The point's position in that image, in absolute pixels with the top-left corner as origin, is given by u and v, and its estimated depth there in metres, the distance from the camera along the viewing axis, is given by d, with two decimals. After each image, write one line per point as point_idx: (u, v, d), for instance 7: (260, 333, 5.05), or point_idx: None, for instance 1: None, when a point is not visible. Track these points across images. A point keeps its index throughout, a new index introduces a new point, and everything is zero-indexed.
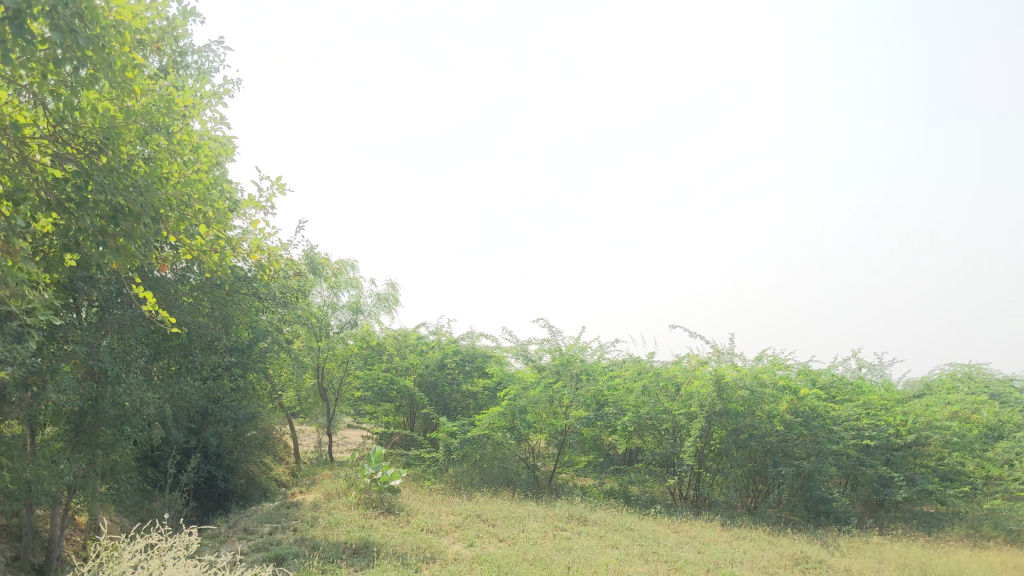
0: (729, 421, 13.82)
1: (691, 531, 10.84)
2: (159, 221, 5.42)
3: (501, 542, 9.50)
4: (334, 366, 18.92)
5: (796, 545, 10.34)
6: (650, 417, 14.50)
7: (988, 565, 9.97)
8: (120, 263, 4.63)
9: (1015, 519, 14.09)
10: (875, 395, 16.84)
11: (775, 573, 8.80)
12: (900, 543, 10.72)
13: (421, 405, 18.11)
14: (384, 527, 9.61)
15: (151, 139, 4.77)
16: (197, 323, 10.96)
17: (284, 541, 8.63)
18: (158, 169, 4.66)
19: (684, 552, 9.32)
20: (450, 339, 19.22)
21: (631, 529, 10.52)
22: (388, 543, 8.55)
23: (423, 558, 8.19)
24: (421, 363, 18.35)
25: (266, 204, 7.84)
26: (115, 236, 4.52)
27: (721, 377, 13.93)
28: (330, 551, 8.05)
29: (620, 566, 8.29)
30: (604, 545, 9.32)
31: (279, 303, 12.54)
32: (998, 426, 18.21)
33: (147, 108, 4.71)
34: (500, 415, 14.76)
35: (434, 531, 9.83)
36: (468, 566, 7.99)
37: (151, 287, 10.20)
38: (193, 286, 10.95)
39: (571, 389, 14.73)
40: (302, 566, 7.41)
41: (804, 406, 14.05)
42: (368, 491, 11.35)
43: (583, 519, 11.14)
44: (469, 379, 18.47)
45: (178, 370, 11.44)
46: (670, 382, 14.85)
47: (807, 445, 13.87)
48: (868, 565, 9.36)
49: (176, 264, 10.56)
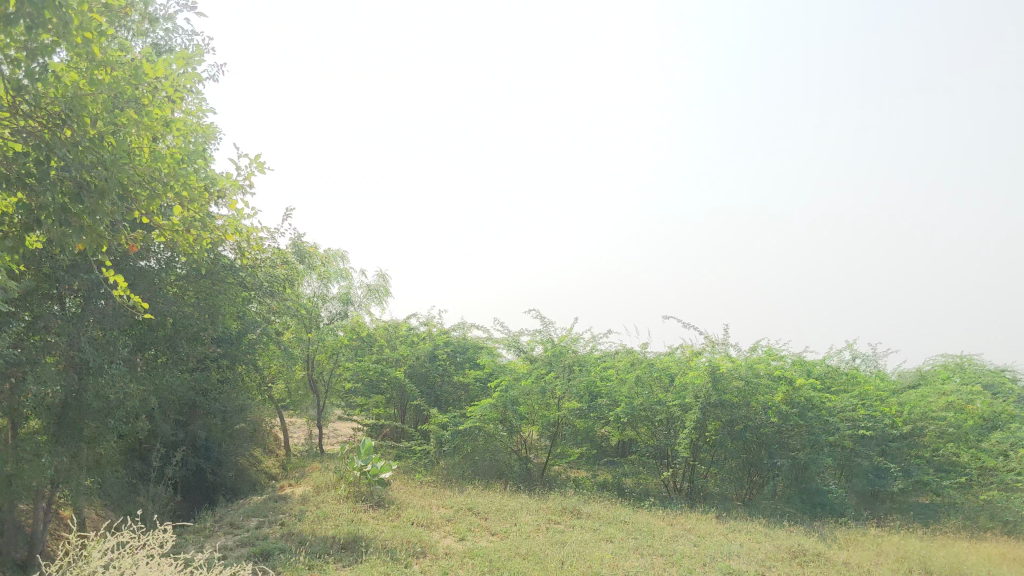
0: (724, 413, 13.65)
1: (686, 524, 10.67)
2: (129, 198, 5.33)
3: (493, 536, 9.32)
4: (324, 358, 18.70)
5: (793, 537, 10.16)
6: (644, 408, 14.30)
7: (988, 557, 9.82)
8: (85, 241, 4.53)
9: (1012, 510, 13.96)
10: (870, 386, 16.70)
11: (772, 566, 8.63)
12: (899, 535, 10.56)
13: (412, 397, 17.90)
14: (374, 521, 9.42)
15: (118, 113, 4.66)
16: (182, 314, 10.73)
17: (270, 536, 8.42)
18: (125, 143, 4.55)
19: (680, 545, 9.14)
20: (441, 330, 19.01)
21: (625, 522, 10.35)
22: (377, 538, 8.34)
23: (413, 553, 7.98)
24: (411, 355, 18.13)
25: (244, 183, 7.71)
26: (79, 213, 4.41)
27: (716, 367, 13.73)
28: (318, 546, 7.84)
29: (616, 560, 8.10)
30: (598, 539, 9.13)
31: (266, 292, 12.31)
32: (993, 416, 18.10)
33: (114, 81, 4.60)
34: (491, 407, 14.54)
35: (424, 525, 9.64)
36: (459, 561, 7.78)
37: (135, 276, 9.99)
38: (179, 276, 10.76)
39: (564, 381, 14.50)
40: (288, 562, 7.20)
41: (799, 397, 13.87)
42: (358, 484, 11.16)
43: (576, 512, 10.96)
44: (460, 371, 18.27)
45: (163, 362, 11.21)
46: (663, 373, 14.67)
47: (802, 436, 13.72)
48: (867, 558, 9.20)
49: (160, 253, 10.37)
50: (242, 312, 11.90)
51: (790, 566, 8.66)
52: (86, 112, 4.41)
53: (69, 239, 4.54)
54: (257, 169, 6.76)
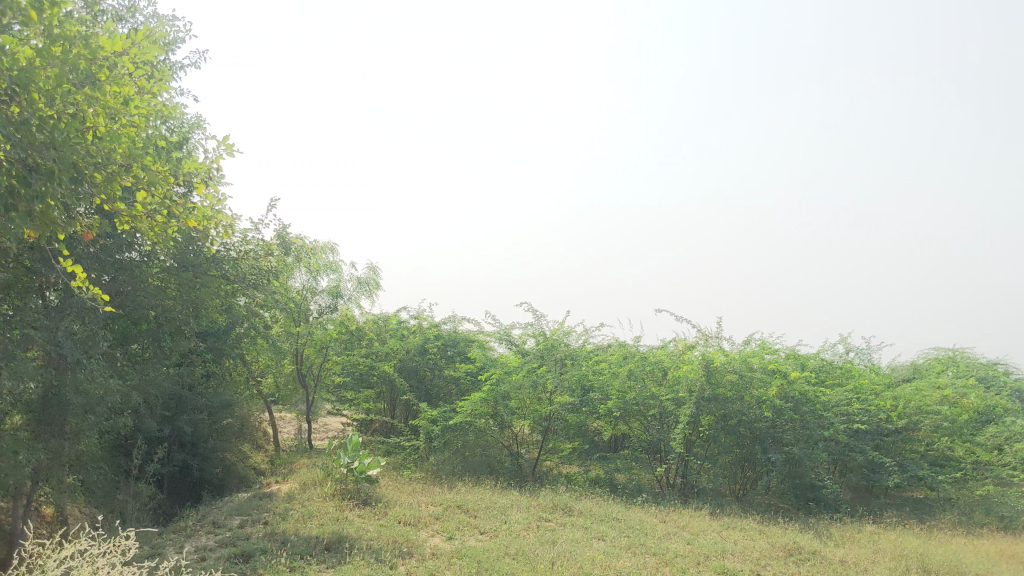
0: (718, 408, 13.43)
1: (679, 521, 10.46)
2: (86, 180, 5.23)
3: (482, 535, 9.11)
4: (313, 352, 18.44)
5: (788, 534, 9.97)
6: (636, 402, 14.10)
7: (986, 554, 9.64)
8: (35, 225, 4.45)
9: (1008, 506, 13.79)
10: (865, 379, 16.51)
11: (767, 565, 8.42)
12: (895, 532, 10.37)
13: (402, 391, 17.66)
14: (360, 520, 9.20)
15: (72, 92, 4.56)
16: (164, 307, 10.43)
17: (253, 536, 8.20)
18: (76, 123, 4.45)
19: (672, 543, 8.92)
20: (431, 323, 18.73)
21: (617, 520, 10.14)
22: (363, 538, 8.12)
23: (399, 553, 7.76)
24: (401, 349, 17.88)
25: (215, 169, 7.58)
26: (25, 196, 4.32)
27: (710, 360, 13.56)
28: (301, 547, 7.61)
29: (608, 560, 7.88)
30: (589, 537, 8.93)
31: (249, 284, 12.00)
32: (988, 410, 17.94)
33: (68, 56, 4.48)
34: (482, 401, 14.28)
35: (412, 523, 9.42)
36: (447, 562, 7.55)
37: (115, 269, 9.76)
38: (161, 269, 10.52)
39: (556, 374, 14.31)
40: (269, 563, 6.99)
41: (794, 390, 13.72)
42: (344, 481, 10.92)
43: (567, 509, 10.75)
44: (451, 364, 18.03)
45: (146, 356, 10.94)
46: (657, 366, 14.32)
47: (796, 431, 13.52)
48: (865, 555, 9.00)
49: (142, 245, 10.16)
50: (225, 305, 11.63)
51: (785, 565, 8.45)
52: (36, 88, 4.30)
53: (18, 223, 4.46)
54: (224, 150, 6.61)
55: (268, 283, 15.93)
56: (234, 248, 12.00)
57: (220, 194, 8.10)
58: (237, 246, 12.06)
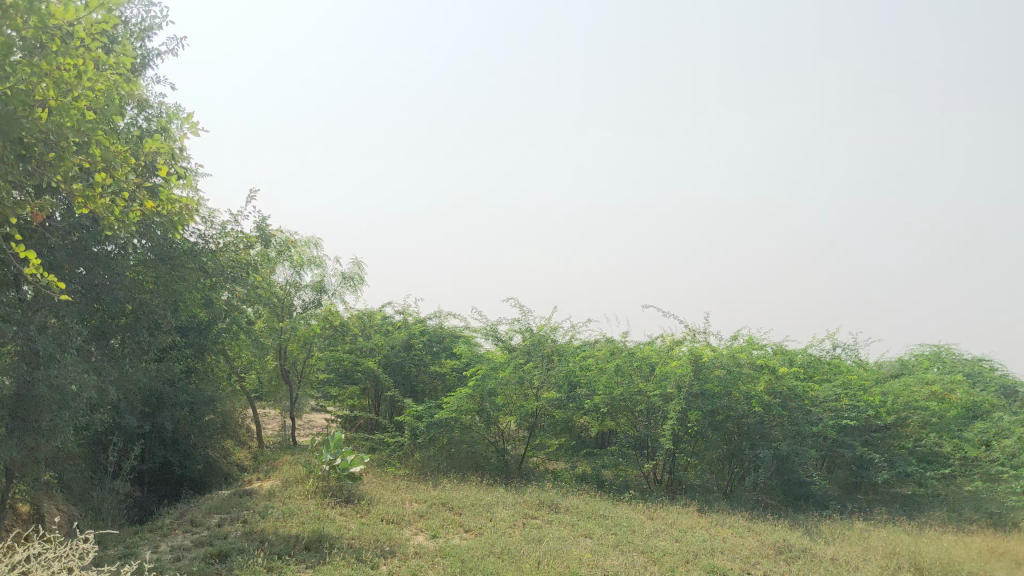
0: (706, 403, 13.18)
1: (668, 518, 10.29)
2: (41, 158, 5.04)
3: (467, 533, 8.91)
4: (297, 347, 18.19)
5: (778, 531, 9.81)
6: (624, 398, 13.94)
7: (976, 551, 9.51)
8: None
9: (997, 502, 13.68)
10: (853, 375, 16.36)
11: (756, 564, 8.25)
12: (886, 528, 10.23)
13: (386, 387, 17.41)
14: (343, 518, 8.99)
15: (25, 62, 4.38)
16: (141, 301, 10.20)
17: (230, 535, 7.98)
18: (28, 96, 4.28)
19: (660, 541, 8.74)
20: (417, 319, 18.46)
21: (604, 517, 9.96)
22: (344, 537, 7.91)
23: (381, 552, 7.57)
24: (385, 344, 17.62)
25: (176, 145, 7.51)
26: None
27: (699, 356, 13.41)
28: (280, 546, 7.40)
29: (595, 559, 7.69)
30: (576, 535, 8.74)
31: (227, 278, 11.72)
32: (976, 406, 17.84)
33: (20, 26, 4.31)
34: (467, 397, 14.05)
35: (396, 521, 9.22)
36: (430, 562, 7.35)
37: (91, 262, 9.52)
38: (138, 262, 10.27)
39: (543, 371, 14.20)
40: (245, 564, 6.77)
41: (782, 385, 13.57)
42: (326, 479, 10.71)
43: (553, 506, 10.57)
44: (436, 360, 17.78)
45: (124, 351, 10.62)
46: (644, 361, 14.19)
47: (783, 426, 13.44)
48: (855, 553, 8.86)
49: (118, 237, 9.92)
50: (204, 299, 11.39)
51: (776, 564, 8.28)
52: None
53: None
54: (190, 130, 6.54)
55: (250, 277, 15.69)
56: (212, 240, 11.73)
57: (187, 177, 7.92)
58: (216, 238, 11.81)
